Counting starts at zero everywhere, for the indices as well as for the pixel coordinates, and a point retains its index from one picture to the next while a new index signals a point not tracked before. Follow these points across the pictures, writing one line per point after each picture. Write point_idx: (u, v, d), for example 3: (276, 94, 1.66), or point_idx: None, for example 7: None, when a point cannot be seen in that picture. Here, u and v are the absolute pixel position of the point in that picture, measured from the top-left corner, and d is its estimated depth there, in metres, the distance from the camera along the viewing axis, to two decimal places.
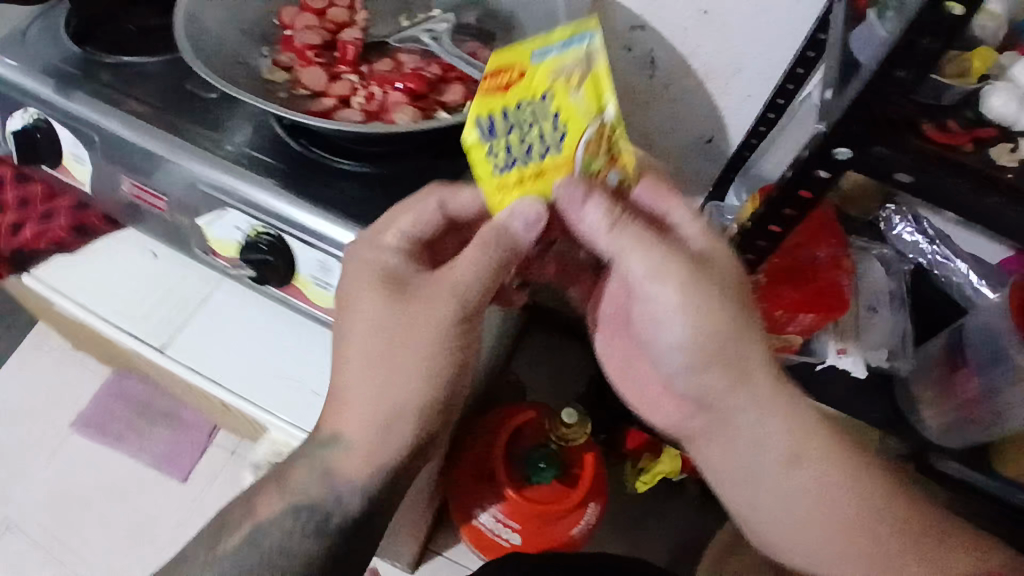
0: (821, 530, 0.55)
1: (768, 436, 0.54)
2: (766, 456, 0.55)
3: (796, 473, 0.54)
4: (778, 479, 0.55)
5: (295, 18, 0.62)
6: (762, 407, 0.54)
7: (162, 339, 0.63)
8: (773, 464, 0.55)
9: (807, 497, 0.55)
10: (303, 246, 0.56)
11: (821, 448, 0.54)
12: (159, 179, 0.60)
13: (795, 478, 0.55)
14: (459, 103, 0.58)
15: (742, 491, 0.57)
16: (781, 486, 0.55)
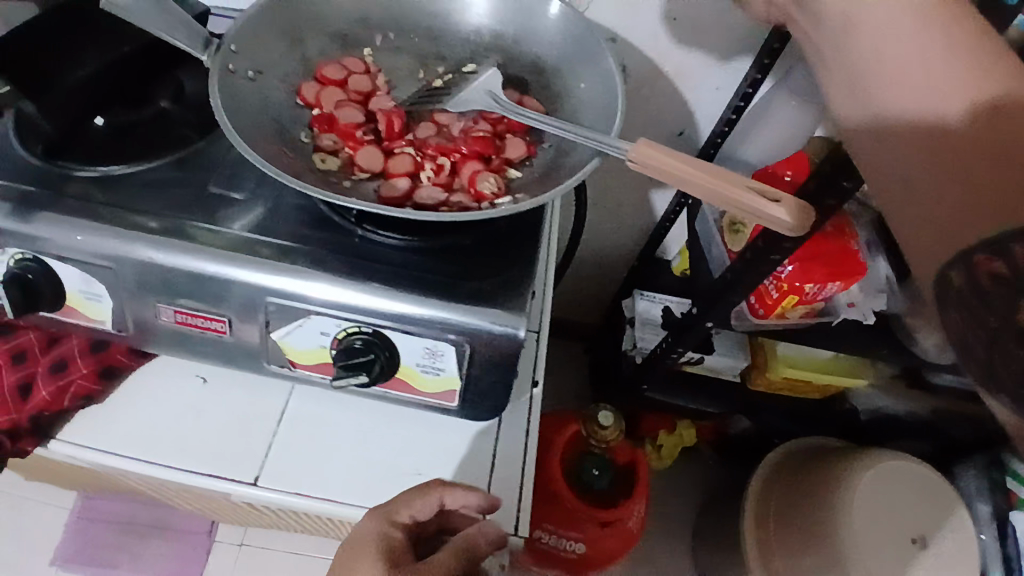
0: (950, 173, 0.36)
1: (901, 144, 0.40)
2: (914, 110, 0.39)
3: (931, 123, 0.38)
4: (923, 176, 0.38)
5: (321, 93, 0.57)
6: (919, 24, 0.40)
7: (252, 472, 0.57)
8: (919, 113, 0.39)
9: (935, 157, 0.38)
10: (407, 336, 0.54)
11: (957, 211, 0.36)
12: (213, 300, 0.55)
13: (943, 156, 0.37)
14: (524, 158, 0.57)
15: (882, 136, 0.41)
16: (917, 155, 0.39)
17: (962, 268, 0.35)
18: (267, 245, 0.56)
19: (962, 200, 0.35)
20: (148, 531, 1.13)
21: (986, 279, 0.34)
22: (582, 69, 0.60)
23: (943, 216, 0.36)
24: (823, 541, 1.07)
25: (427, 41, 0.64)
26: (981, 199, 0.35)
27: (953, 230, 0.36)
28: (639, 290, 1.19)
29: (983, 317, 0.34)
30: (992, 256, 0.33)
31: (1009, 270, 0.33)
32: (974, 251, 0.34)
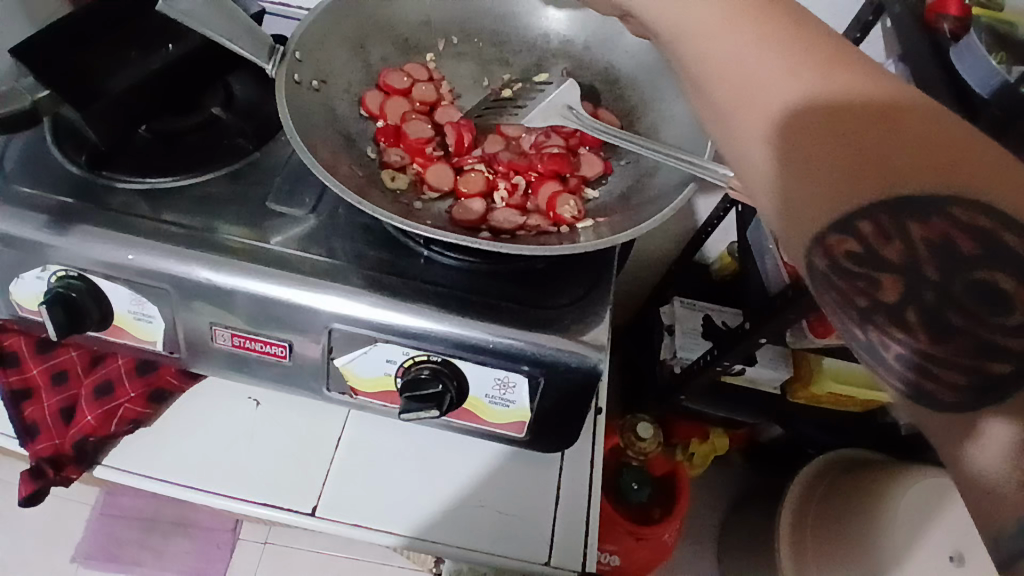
0: (789, 131, 0.29)
1: (727, 97, 0.32)
2: (740, 60, 0.32)
3: (759, 72, 0.31)
4: (755, 143, 0.31)
5: (386, 104, 0.54)
6: None
7: (309, 501, 0.56)
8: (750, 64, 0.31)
9: (772, 118, 0.30)
10: (479, 366, 0.51)
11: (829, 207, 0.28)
12: (274, 325, 0.52)
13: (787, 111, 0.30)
14: (600, 176, 0.54)
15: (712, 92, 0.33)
16: (748, 115, 0.31)
17: (817, 252, 0.29)
18: (330, 265, 0.53)
19: (800, 179, 0.29)
20: (170, 528, 1.10)
21: (843, 265, 0.28)
22: (661, 85, 0.56)
23: (788, 193, 0.30)
24: (846, 562, 0.96)
25: (493, 47, 0.60)
26: (824, 168, 0.29)
27: (800, 208, 0.29)
28: (678, 297, 1.15)
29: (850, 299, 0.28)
30: (844, 236, 0.28)
31: (863, 246, 0.28)
32: (823, 233, 0.29)
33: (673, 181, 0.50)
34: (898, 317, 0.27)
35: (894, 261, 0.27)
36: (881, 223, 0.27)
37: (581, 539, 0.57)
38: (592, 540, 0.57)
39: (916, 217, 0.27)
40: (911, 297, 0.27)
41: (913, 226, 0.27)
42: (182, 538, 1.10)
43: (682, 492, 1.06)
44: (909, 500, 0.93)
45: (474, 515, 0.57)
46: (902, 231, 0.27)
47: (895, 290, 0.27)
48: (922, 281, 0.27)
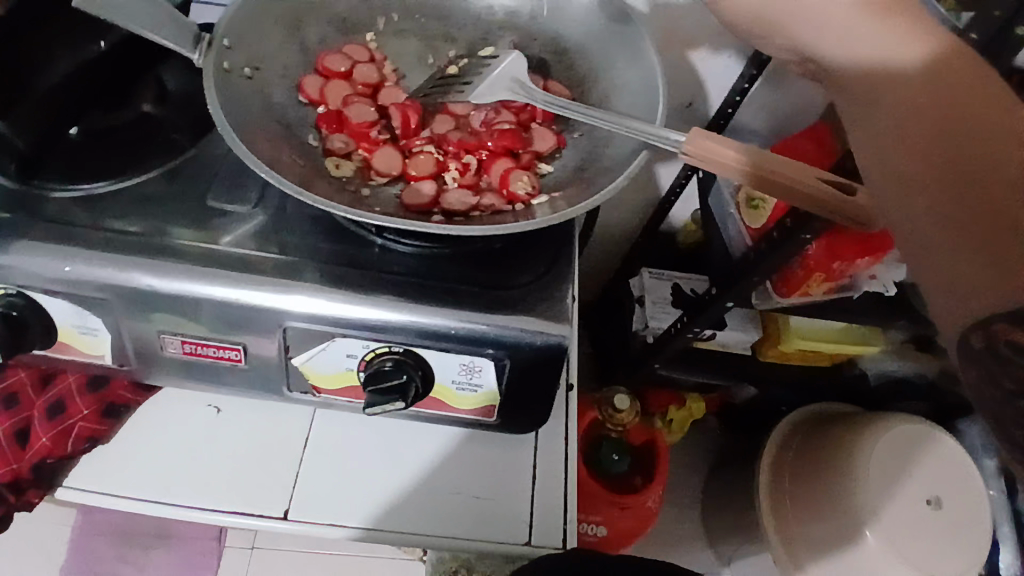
0: (960, 208, 0.31)
1: (895, 181, 0.34)
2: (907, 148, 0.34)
3: (944, 171, 0.32)
4: (922, 219, 0.32)
5: (326, 88, 0.52)
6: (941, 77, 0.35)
7: (281, 505, 0.54)
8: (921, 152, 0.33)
9: (944, 197, 0.31)
10: (443, 353, 0.50)
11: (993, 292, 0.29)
12: (227, 327, 0.50)
13: (960, 194, 0.31)
14: (553, 150, 0.52)
15: (880, 174, 0.35)
16: (922, 194, 0.32)
17: (977, 334, 0.29)
18: (279, 260, 0.51)
19: (970, 258, 0.30)
20: (150, 542, 1.07)
21: (1000, 349, 0.28)
22: (610, 52, 0.55)
23: (950, 272, 0.30)
24: (824, 513, 0.99)
25: (435, 22, 0.58)
26: (989, 247, 0.29)
27: (962, 287, 0.30)
28: (646, 267, 1.15)
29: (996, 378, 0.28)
30: (1012, 324, 0.28)
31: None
32: (989, 318, 0.29)
33: (626, 150, 0.49)
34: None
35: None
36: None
37: (561, 517, 0.56)
38: (571, 516, 0.57)
39: None
40: None
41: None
42: (162, 550, 1.07)
43: (662, 460, 1.07)
44: (882, 449, 0.96)
45: (452, 503, 0.56)
46: None
47: None
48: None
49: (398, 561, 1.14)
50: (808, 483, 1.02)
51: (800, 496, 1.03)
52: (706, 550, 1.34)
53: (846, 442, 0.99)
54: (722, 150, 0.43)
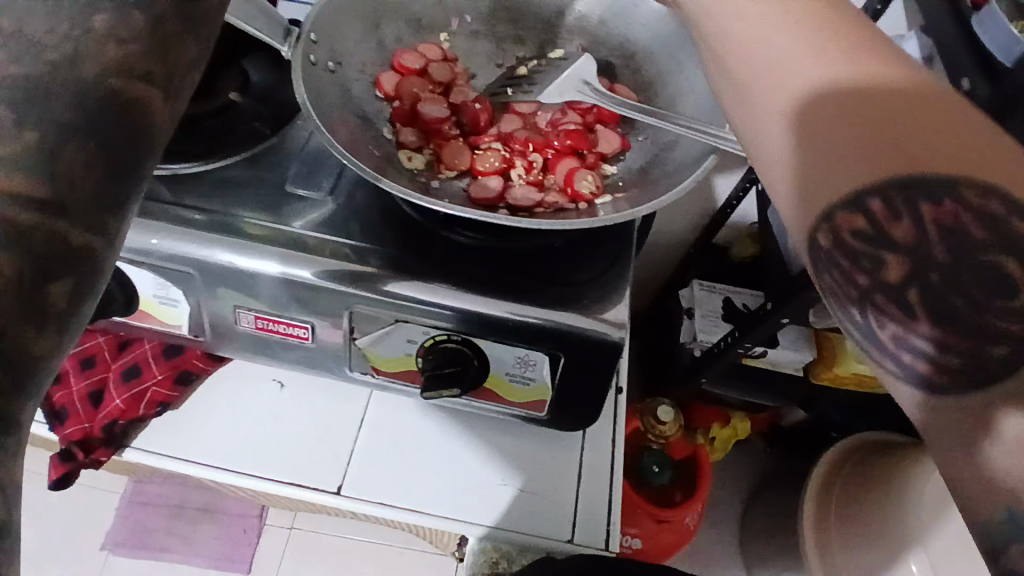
0: (824, 103, 0.30)
1: (748, 68, 0.33)
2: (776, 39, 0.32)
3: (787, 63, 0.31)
4: (779, 109, 0.31)
5: (401, 85, 0.54)
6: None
7: (334, 481, 0.57)
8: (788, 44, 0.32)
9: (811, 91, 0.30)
10: (499, 344, 0.51)
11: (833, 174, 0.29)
12: (296, 307, 0.53)
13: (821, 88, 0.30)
14: (618, 152, 0.53)
15: (738, 76, 0.33)
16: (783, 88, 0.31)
17: (824, 231, 0.29)
18: (346, 246, 0.53)
19: (822, 155, 0.29)
20: (197, 515, 1.15)
21: (851, 246, 0.28)
22: (679, 58, 0.56)
23: (806, 169, 0.30)
24: (860, 538, 0.96)
25: (508, 25, 0.60)
26: (842, 140, 0.29)
27: (812, 186, 0.29)
28: (697, 279, 1.14)
29: (852, 276, 0.28)
30: (851, 212, 0.28)
31: (872, 226, 0.28)
32: (832, 210, 0.29)
33: (691, 154, 0.49)
34: (900, 298, 0.27)
35: (901, 243, 0.27)
36: (892, 202, 0.27)
37: (604, 517, 0.57)
38: (614, 518, 0.57)
39: (926, 198, 0.27)
40: (913, 273, 0.27)
41: (923, 206, 0.27)
42: (208, 524, 1.13)
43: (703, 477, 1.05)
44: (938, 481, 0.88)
45: (496, 494, 0.57)
46: (911, 211, 0.27)
47: (898, 270, 0.27)
48: (927, 262, 0.26)
49: (428, 555, 1.16)
50: (860, 512, 0.98)
51: (849, 525, 0.99)
52: (742, 574, 1.30)
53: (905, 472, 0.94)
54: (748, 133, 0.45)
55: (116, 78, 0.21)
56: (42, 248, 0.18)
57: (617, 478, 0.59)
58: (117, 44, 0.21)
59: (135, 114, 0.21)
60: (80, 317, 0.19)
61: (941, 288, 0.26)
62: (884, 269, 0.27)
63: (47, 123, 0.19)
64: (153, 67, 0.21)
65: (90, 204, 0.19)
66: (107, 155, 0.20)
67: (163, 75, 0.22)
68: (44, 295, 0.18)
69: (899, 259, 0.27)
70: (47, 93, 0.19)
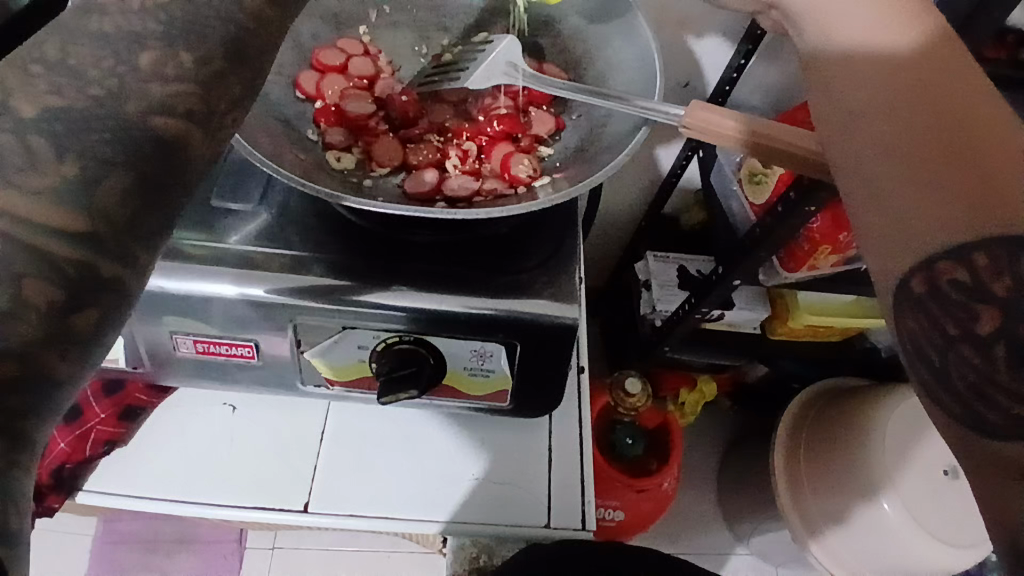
0: (930, 154, 0.29)
1: (854, 117, 0.33)
2: (886, 89, 0.32)
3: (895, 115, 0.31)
4: (878, 156, 0.31)
5: (322, 83, 0.52)
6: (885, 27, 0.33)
7: (301, 499, 0.55)
8: (901, 93, 0.31)
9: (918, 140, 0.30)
10: (453, 339, 0.50)
11: (927, 220, 0.28)
12: (238, 325, 0.50)
13: (931, 138, 0.29)
14: (552, 133, 0.53)
15: (833, 128, 0.34)
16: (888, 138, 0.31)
17: (919, 275, 0.28)
18: (284, 256, 0.51)
19: (920, 205, 0.29)
20: (173, 547, 1.06)
21: (946, 293, 0.27)
22: (605, 32, 0.55)
23: (901, 217, 0.29)
24: (839, 486, 0.99)
25: (428, 12, 0.58)
26: (944, 193, 0.28)
27: (907, 232, 0.29)
28: (651, 251, 1.15)
29: (940, 321, 0.27)
30: (952, 262, 0.27)
31: (972, 277, 0.27)
32: (932, 258, 0.28)
33: (625, 128, 0.49)
34: (985, 349, 0.26)
35: (999, 295, 0.26)
36: (999, 259, 0.26)
37: (580, 498, 0.57)
38: (589, 497, 0.57)
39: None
40: (1006, 327, 0.25)
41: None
42: (186, 554, 1.07)
43: (675, 441, 1.07)
44: (895, 420, 0.95)
45: (468, 489, 0.56)
46: (1014, 266, 0.26)
47: (992, 321, 0.26)
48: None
49: (417, 555, 1.15)
50: (828, 462, 1.01)
51: (821, 476, 1.02)
52: (725, 530, 1.34)
53: (859, 417, 0.99)
54: (719, 119, 0.44)
55: (158, 117, 0.20)
56: (80, 278, 0.18)
57: (588, 457, 0.59)
58: (162, 83, 0.20)
59: (175, 150, 0.20)
60: (101, 343, 0.19)
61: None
62: (978, 320, 0.26)
63: (86, 158, 0.19)
64: (200, 107, 0.21)
65: (124, 229, 0.19)
66: (144, 192, 0.19)
67: (205, 113, 0.21)
68: (69, 322, 0.18)
69: (995, 309, 0.26)
70: (90, 126, 0.19)
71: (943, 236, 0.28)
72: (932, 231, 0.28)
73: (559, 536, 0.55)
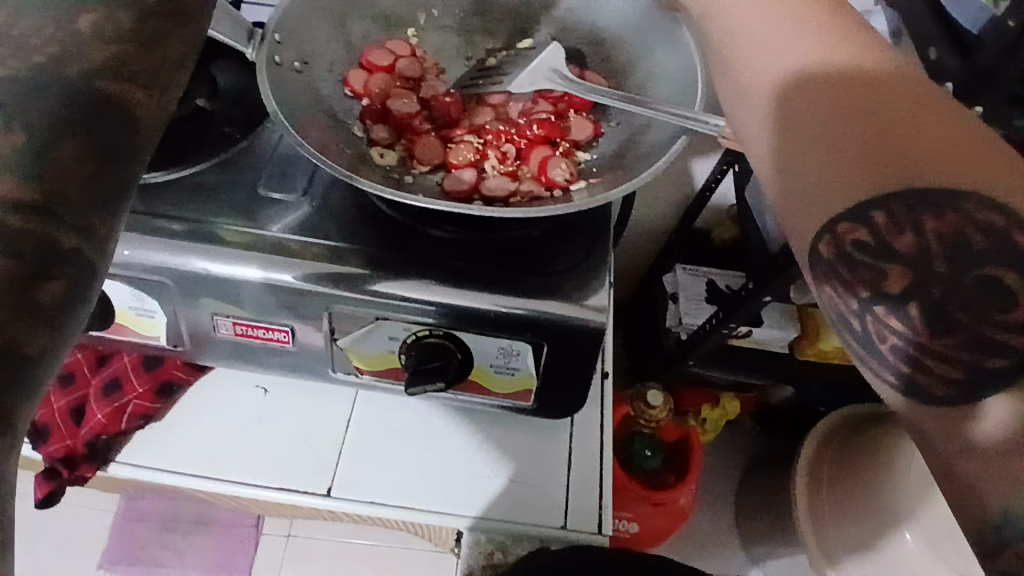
0: (835, 112, 0.29)
1: (758, 77, 0.32)
2: (784, 48, 0.32)
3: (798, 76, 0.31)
4: (786, 119, 0.31)
5: (369, 82, 0.54)
6: None
7: (323, 483, 0.56)
8: (801, 48, 0.31)
9: (822, 100, 0.30)
10: (481, 336, 0.51)
11: (832, 180, 0.29)
12: (275, 310, 0.52)
13: (833, 94, 0.30)
14: (591, 139, 0.53)
15: (739, 90, 0.33)
16: (788, 93, 0.31)
17: (824, 242, 0.29)
18: (323, 247, 0.53)
19: (827, 165, 0.29)
20: (191, 528, 1.14)
21: (853, 254, 0.29)
22: (648, 42, 0.56)
23: (811, 180, 0.29)
24: (864, 517, 0.97)
25: (475, 16, 0.59)
26: (854, 155, 0.29)
27: (817, 194, 0.29)
28: (680, 263, 1.15)
29: (851, 286, 0.28)
30: (856, 224, 0.28)
31: (874, 237, 0.28)
32: (835, 220, 0.29)
33: (664, 135, 0.49)
34: (901, 307, 0.27)
35: (905, 252, 0.27)
36: (895, 215, 0.28)
37: (597, 503, 0.57)
38: (607, 502, 0.57)
39: (926, 212, 0.27)
40: (916, 287, 0.27)
41: (926, 218, 0.27)
42: (203, 536, 1.13)
43: (693, 457, 1.06)
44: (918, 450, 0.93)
45: (485, 486, 0.57)
46: (913, 223, 0.27)
47: (900, 282, 0.27)
48: (931, 274, 0.27)
49: (429, 554, 1.16)
50: (851, 490, 0.99)
51: (843, 504, 1.00)
52: (740, 553, 1.32)
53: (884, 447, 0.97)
54: None
55: (102, 79, 0.21)
56: (26, 244, 0.18)
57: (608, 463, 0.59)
58: (100, 46, 0.21)
59: (119, 114, 0.21)
60: (66, 326, 0.18)
61: (942, 299, 0.26)
62: (888, 281, 0.28)
63: (34, 125, 0.19)
64: (141, 66, 0.22)
65: (77, 200, 0.19)
66: (95, 153, 0.20)
67: (147, 74, 0.22)
68: (32, 294, 0.18)
69: (901, 268, 0.27)
70: (36, 95, 0.20)
71: (844, 193, 0.29)
72: (834, 190, 0.29)
73: (573, 538, 0.55)
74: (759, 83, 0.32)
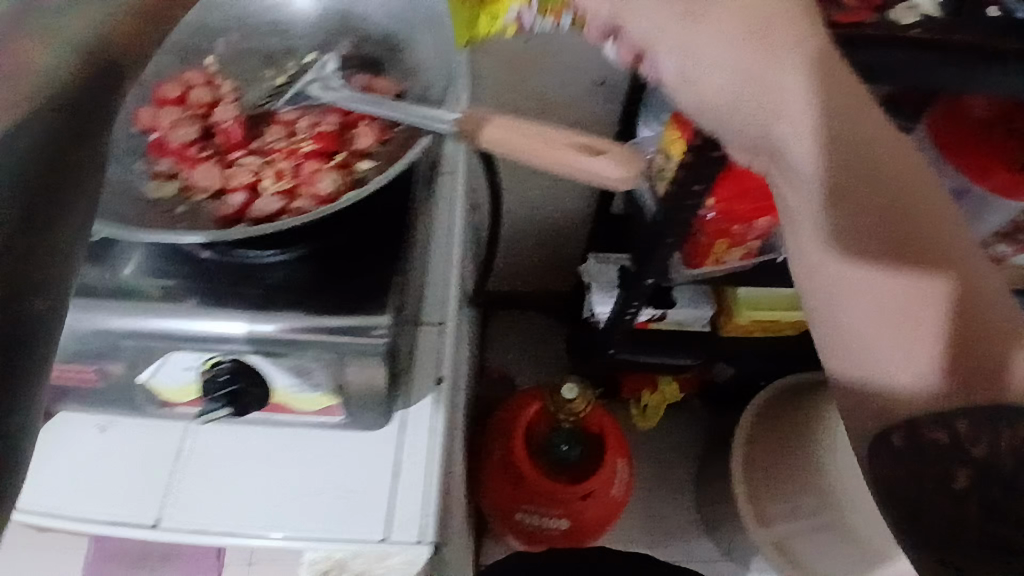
0: (905, 295, 0.36)
1: (839, 224, 0.38)
2: (853, 221, 0.37)
3: (868, 240, 0.37)
4: (858, 284, 0.38)
5: (157, 117, 0.54)
6: (836, 148, 0.37)
7: (151, 515, 0.57)
8: (877, 223, 0.37)
9: (888, 282, 0.37)
10: (269, 358, 0.51)
11: (917, 358, 0.36)
12: (66, 353, 0.51)
13: (899, 273, 0.36)
14: (373, 146, 0.53)
15: (806, 259, 0.40)
16: (857, 271, 0.37)
17: (916, 426, 0.36)
18: (115, 283, 0.52)
19: (904, 344, 0.37)
20: None
21: (907, 446, 0.36)
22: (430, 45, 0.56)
23: (899, 354, 0.37)
24: (795, 490, 1.06)
25: (271, 37, 0.60)
26: (960, 303, 0.36)
27: (906, 368, 0.37)
28: (594, 253, 1.13)
29: (920, 451, 0.35)
30: (937, 428, 0.35)
31: (992, 407, 0.35)
32: (947, 414, 0.35)
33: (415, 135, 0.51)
34: (973, 467, 0.33)
35: (976, 457, 0.34)
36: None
37: (422, 513, 0.55)
38: (432, 510, 0.55)
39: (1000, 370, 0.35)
40: (964, 463, 0.34)
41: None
42: None
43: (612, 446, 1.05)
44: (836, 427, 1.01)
45: (320, 503, 0.57)
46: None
47: (967, 434, 0.34)
48: (976, 454, 0.34)
49: None
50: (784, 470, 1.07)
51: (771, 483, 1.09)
52: (703, 536, 1.30)
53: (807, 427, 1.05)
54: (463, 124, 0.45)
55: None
56: None
57: (435, 470, 0.57)
58: None
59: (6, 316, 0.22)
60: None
61: (993, 425, 0.34)
62: (949, 432, 0.35)
63: None
64: (31, 275, 0.22)
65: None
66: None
67: (39, 280, 0.23)
68: None
69: (957, 448, 0.34)
70: None
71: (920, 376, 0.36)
72: (918, 369, 0.36)
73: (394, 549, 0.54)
74: (831, 263, 0.38)
